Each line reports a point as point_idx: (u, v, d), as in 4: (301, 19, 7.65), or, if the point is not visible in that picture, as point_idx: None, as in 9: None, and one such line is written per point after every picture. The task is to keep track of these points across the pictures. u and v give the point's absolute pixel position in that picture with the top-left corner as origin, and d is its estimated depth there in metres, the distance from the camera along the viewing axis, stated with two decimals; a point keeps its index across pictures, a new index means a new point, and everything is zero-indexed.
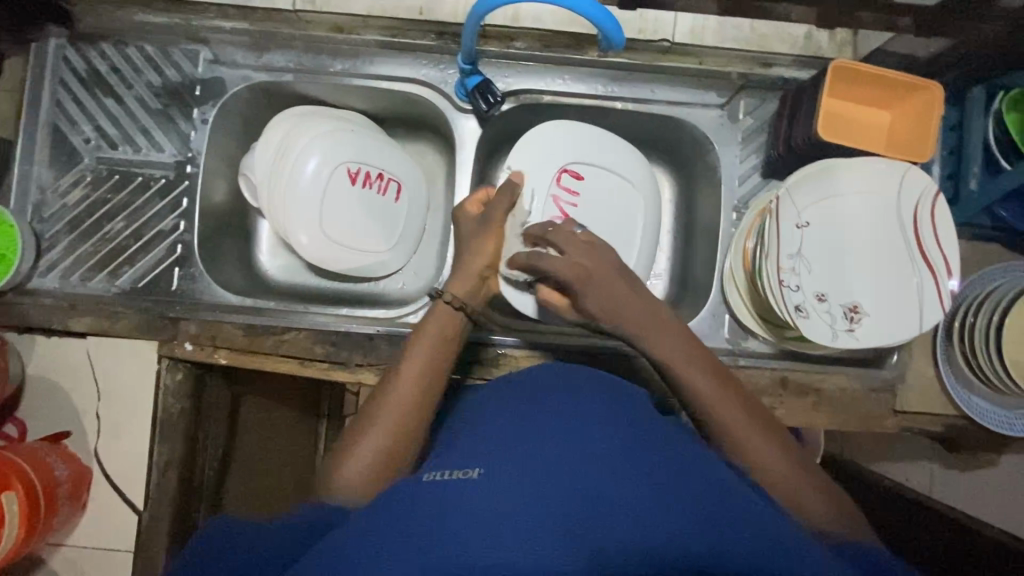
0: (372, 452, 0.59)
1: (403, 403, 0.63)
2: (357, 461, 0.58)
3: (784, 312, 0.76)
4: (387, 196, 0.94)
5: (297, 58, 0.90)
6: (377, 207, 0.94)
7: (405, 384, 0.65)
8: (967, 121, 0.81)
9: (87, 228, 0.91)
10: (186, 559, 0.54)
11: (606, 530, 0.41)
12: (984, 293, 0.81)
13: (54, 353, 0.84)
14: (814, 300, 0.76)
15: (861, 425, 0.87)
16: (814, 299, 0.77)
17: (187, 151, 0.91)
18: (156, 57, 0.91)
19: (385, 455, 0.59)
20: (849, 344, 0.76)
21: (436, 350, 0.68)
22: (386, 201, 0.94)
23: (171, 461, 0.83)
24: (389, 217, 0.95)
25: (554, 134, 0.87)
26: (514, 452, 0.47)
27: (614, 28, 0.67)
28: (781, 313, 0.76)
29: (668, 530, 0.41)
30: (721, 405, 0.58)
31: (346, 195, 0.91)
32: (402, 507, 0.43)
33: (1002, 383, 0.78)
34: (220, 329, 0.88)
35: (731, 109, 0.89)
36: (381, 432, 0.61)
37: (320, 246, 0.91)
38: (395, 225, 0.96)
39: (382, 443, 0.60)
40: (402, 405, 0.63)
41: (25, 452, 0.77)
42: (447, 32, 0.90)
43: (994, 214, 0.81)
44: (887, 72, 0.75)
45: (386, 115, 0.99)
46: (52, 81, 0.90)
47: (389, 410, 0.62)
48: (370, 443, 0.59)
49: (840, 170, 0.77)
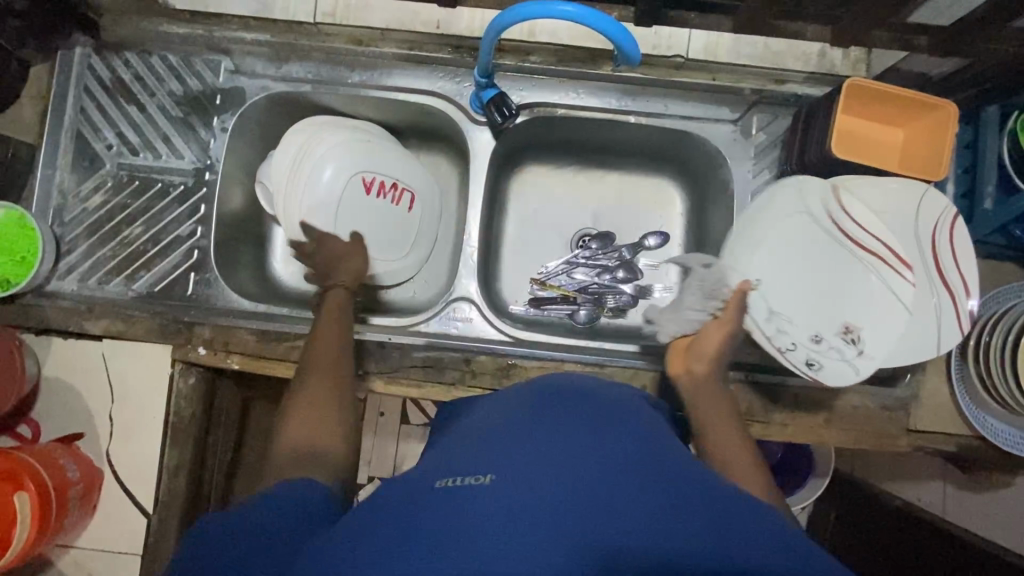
0: (303, 421, 0.65)
1: (321, 377, 0.70)
2: (291, 437, 0.64)
3: (800, 372, 0.76)
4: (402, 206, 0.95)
5: (315, 69, 0.92)
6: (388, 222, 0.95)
7: (318, 360, 0.72)
8: (981, 141, 0.80)
9: (106, 233, 0.92)
10: (195, 543, 0.55)
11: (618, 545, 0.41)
12: (1000, 312, 0.80)
13: (71, 355, 0.85)
14: (808, 344, 0.78)
15: (874, 443, 0.86)
16: (812, 344, 0.78)
17: (206, 159, 0.93)
18: (179, 66, 0.93)
19: (312, 426, 0.65)
20: (870, 369, 0.76)
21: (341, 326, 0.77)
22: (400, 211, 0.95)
23: (181, 465, 0.85)
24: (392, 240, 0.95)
25: (827, 189, 0.80)
26: (529, 457, 0.47)
27: (631, 43, 0.68)
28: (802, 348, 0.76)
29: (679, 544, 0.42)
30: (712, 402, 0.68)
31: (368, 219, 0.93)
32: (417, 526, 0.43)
33: (1018, 406, 0.77)
34: (233, 333, 0.89)
35: (744, 125, 0.89)
36: (305, 406, 0.67)
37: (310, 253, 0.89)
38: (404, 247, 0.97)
39: (308, 418, 0.66)
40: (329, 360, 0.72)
41: (37, 453, 0.77)
42: (463, 46, 0.92)
43: (1009, 233, 0.81)
44: (902, 91, 0.75)
45: (401, 126, 1.00)
46: (77, 89, 0.92)
47: (311, 387, 0.69)
48: (297, 418, 0.66)
49: (849, 192, 0.79)
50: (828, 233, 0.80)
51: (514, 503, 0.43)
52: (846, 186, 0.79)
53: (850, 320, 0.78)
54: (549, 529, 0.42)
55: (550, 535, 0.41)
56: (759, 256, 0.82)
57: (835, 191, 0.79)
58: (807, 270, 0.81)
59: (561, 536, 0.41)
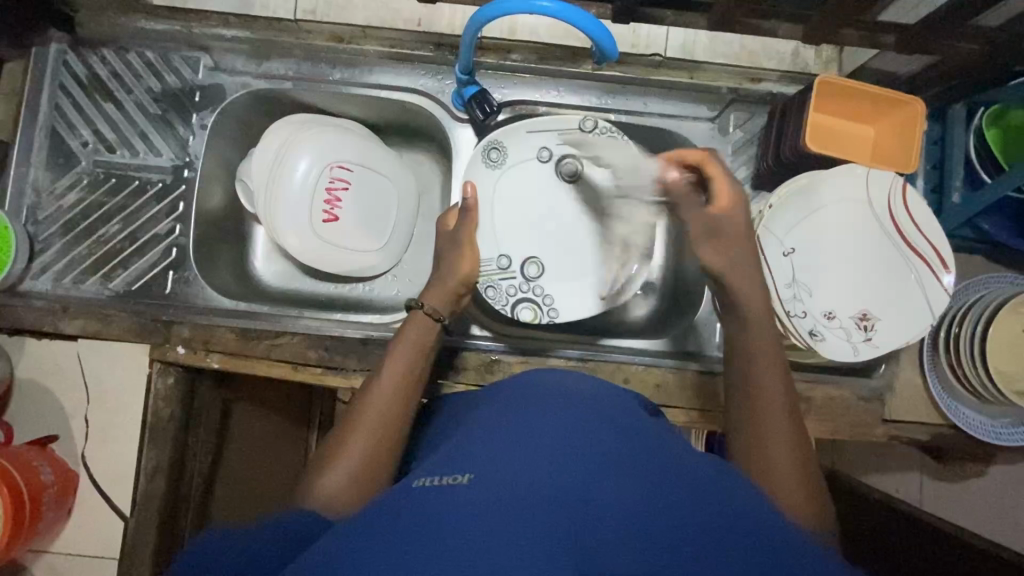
0: (349, 462, 0.61)
1: (379, 410, 0.67)
2: (334, 477, 0.59)
3: (798, 338, 0.77)
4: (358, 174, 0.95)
5: (296, 67, 0.92)
6: (545, 177, 0.90)
7: (386, 389, 0.69)
8: (949, 135, 0.84)
9: (81, 231, 0.91)
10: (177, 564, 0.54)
11: (606, 545, 0.41)
12: (969, 303, 0.82)
13: (44, 355, 0.84)
14: (818, 317, 0.77)
15: (850, 433, 0.88)
16: (823, 318, 0.78)
17: (185, 156, 0.92)
18: (157, 63, 0.92)
19: (360, 466, 0.61)
20: (871, 355, 0.77)
21: (416, 357, 0.73)
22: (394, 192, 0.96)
23: (159, 467, 0.82)
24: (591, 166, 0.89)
25: (894, 185, 0.78)
26: (503, 453, 0.47)
27: (608, 39, 0.69)
28: (797, 341, 0.77)
29: (667, 540, 0.42)
30: (764, 383, 0.63)
31: (520, 242, 0.89)
32: (390, 532, 0.42)
33: (987, 392, 0.79)
34: (213, 332, 0.88)
35: (721, 123, 0.91)
36: (360, 442, 0.63)
37: (563, 301, 0.89)
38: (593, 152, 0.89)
39: (358, 456, 0.62)
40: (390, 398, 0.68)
41: (11, 456, 0.76)
42: (445, 44, 0.92)
43: (977, 226, 0.84)
44: (872, 88, 0.77)
45: (383, 124, 1.01)
46: (52, 86, 0.91)
47: (365, 422, 0.66)
48: (348, 454, 0.62)
49: (821, 184, 0.79)
50: (886, 227, 0.78)
51: (492, 500, 0.43)
52: (910, 190, 0.77)
53: (870, 309, 0.78)
54: (519, 519, 0.41)
55: (521, 526, 0.40)
56: (799, 225, 0.79)
57: (902, 187, 0.78)
58: (850, 256, 0.79)
59: (531, 529, 0.40)
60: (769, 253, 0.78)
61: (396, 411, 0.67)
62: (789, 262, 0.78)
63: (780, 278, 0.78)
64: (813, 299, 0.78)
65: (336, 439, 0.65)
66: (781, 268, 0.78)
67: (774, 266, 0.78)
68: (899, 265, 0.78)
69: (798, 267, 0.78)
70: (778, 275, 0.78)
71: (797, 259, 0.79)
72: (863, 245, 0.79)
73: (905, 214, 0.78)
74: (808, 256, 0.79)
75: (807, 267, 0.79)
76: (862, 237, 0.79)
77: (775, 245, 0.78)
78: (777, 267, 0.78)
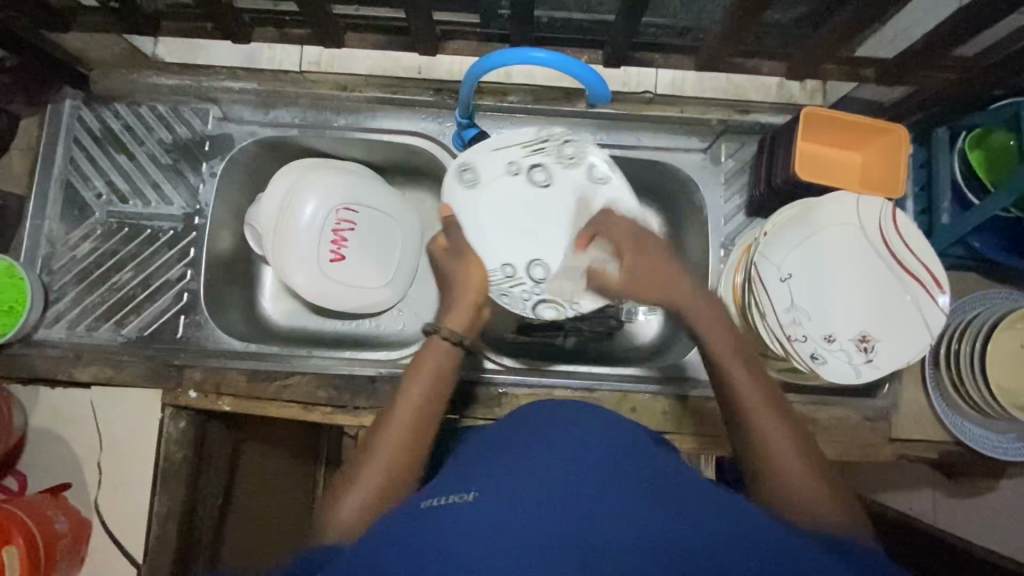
0: (360, 490, 0.59)
1: (394, 441, 0.63)
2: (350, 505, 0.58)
3: (800, 361, 0.78)
4: (349, 227, 0.95)
5: (301, 114, 0.95)
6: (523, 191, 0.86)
7: (401, 420, 0.65)
8: (936, 159, 0.85)
9: (95, 280, 0.93)
10: None
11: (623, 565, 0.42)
12: (966, 321, 0.84)
13: (59, 403, 0.85)
14: (818, 340, 0.79)
15: (858, 454, 0.88)
16: (823, 341, 0.79)
17: (196, 204, 0.95)
18: (168, 116, 0.96)
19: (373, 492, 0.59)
20: (873, 376, 0.78)
21: (432, 386, 0.68)
22: (397, 229, 0.99)
23: (171, 513, 0.84)
24: (568, 175, 0.87)
25: (884, 208, 0.80)
26: (517, 479, 0.49)
27: (600, 84, 0.72)
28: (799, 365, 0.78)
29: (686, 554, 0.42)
30: (745, 386, 0.61)
31: (514, 247, 0.86)
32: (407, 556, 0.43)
33: (989, 409, 0.80)
34: (224, 374, 0.89)
35: (713, 153, 0.94)
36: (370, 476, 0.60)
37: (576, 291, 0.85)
38: (565, 160, 0.87)
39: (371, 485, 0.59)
40: (404, 428, 0.64)
41: (26, 505, 0.76)
42: (445, 88, 0.96)
43: (968, 245, 0.86)
44: (857, 118, 0.81)
45: (386, 164, 1.04)
46: (67, 141, 0.95)
47: (378, 450, 0.63)
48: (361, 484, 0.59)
49: (816, 208, 0.81)
50: (877, 248, 0.80)
51: (508, 524, 0.44)
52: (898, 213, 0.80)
53: (869, 330, 0.79)
54: (535, 550, 0.42)
55: (540, 557, 0.41)
56: (793, 251, 0.81)
57: (892, 211, 0.80)
58: (847, 278, 0.81)
59: (548, 552, 0.42)
60: (766, 281, 0.80)
61: (408, 442, 0.64)
62: (785, 288, 0.80)
63: (778, 305, 0.80)
64: (811, 322, 0.79)
65: (347, 470, 0.62)
66: (777, 294, 0.80)
67: (771, 293, 0.80)
68: (894, 286, 0.80)
69: (794, 292, 0.80)
70: (776, 302, 0.80)
71: (794, 285, 0.80)
72: (858, 268, 0.81)
73: (896, 237, 0.80)
74: (804, 281, 0.80)
75: (804, 293, 0.80)
76: (856, 260, 0.81)
77: (772, 273, 0.80)
78: (775, 296, 0.80)
